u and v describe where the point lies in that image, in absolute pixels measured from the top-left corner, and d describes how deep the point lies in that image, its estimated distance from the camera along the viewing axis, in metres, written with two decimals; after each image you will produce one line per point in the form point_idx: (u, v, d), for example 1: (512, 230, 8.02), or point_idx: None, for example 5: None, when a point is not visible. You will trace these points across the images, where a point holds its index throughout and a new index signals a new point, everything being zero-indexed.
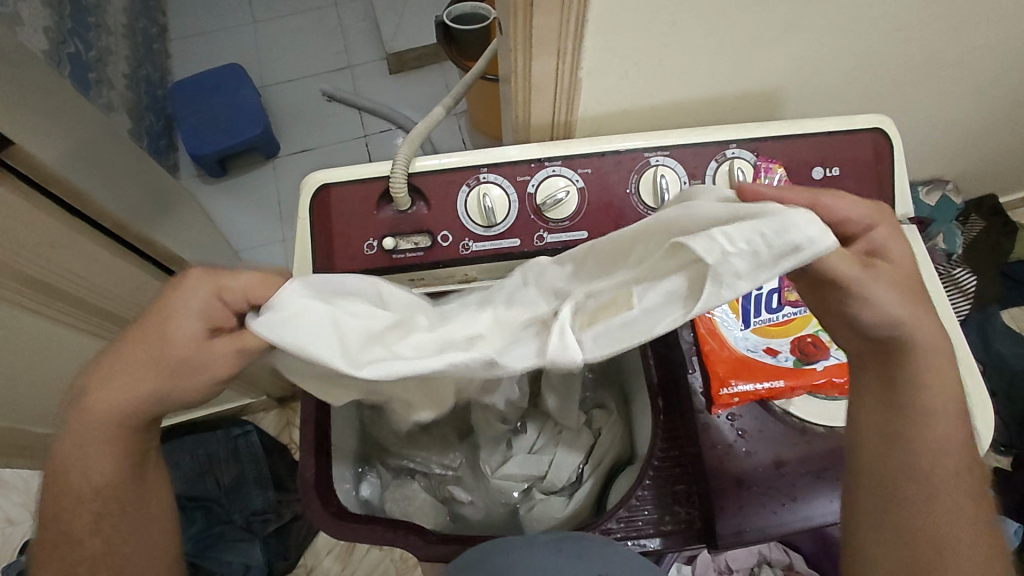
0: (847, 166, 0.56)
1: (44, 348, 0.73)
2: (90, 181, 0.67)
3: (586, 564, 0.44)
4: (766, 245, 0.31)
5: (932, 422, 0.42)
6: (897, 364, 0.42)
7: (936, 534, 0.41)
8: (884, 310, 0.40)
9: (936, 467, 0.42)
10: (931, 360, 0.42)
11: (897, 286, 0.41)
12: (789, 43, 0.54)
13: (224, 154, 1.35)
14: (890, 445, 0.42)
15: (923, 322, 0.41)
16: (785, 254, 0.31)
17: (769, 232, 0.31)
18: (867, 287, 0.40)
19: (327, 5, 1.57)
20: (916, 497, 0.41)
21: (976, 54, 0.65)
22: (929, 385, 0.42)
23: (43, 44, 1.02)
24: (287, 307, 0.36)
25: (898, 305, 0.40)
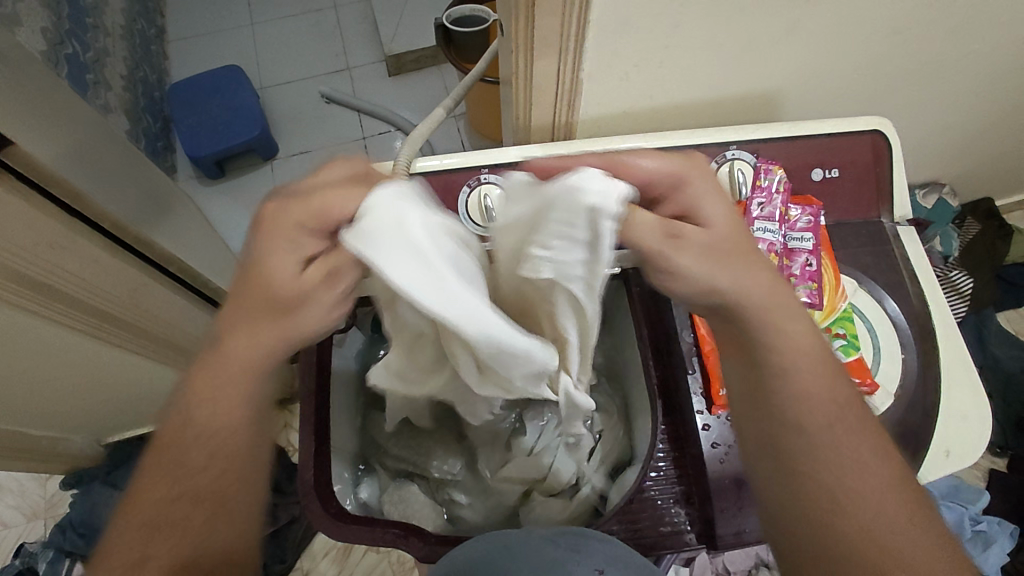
0: (846, 168, 0.56)
1: (43, 350, 0.72)
2: (89, 181, 0.67)
3: (583, 557, 0.43)
4: (577, 235, 0.31)
5: (803, 413, 0.43)
6: (737, 330, 0.43)
7: (825, 486, 0.43)
8: (695, 273, 0.40)
9: (807, 421, 0.43)
10: (768, 316, 0.43)
11: (715, 244, 0.40)
12: (789, 46, 0.55)
13: (221, 155, 1.35)
14: (766, 444, 0.45)
15: (746, 280, 0.42)
16: (601, 228, 0.31)
17: (569, 218, 0.30)
18: (680, 248, 0.39)
19: (324, 7, 1.57)
20: (791, 452, 0.44)
21: (973, 58, 0.65)
22: (773, 349, 0.43)
23: (41, 45, 1.02)
24: (390, 220, 0.29)
25: (716, 276, 0.40)
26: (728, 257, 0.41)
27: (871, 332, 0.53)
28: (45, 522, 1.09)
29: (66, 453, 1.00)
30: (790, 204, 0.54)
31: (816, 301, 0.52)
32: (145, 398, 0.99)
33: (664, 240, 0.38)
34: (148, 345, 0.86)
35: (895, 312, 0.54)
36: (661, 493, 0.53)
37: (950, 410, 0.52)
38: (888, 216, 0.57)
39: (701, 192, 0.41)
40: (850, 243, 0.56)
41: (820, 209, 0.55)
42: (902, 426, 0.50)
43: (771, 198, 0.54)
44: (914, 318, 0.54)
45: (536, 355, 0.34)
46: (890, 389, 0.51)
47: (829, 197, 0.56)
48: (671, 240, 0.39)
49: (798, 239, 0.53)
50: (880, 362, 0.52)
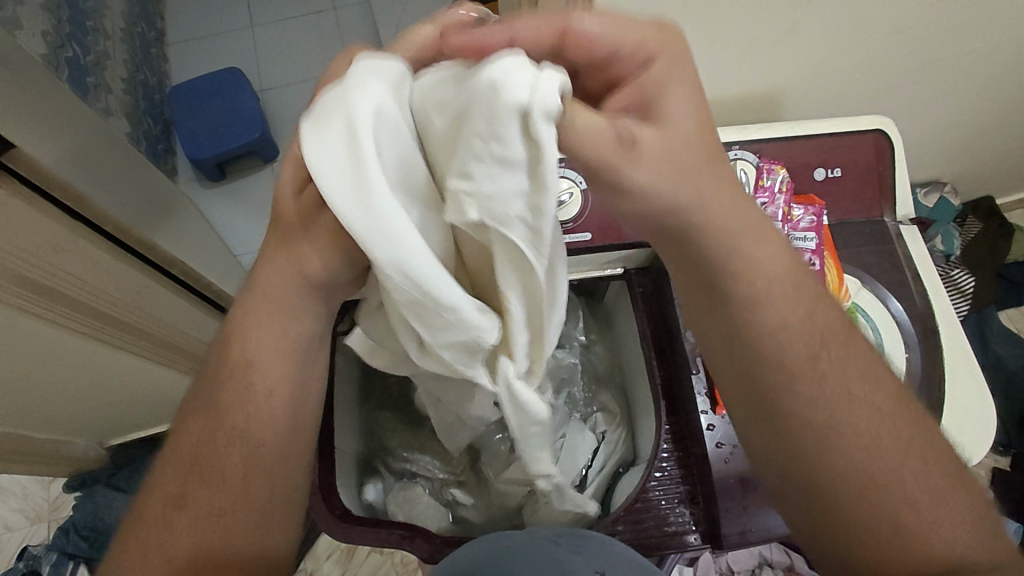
0: (848, 167, 0.56)
1: (47, 353, 0.72)
2: (91, 185, 0.67)
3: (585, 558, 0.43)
4: (503, 142, 0.28)
5: (794, 370, 0.40)
6: (705, 265, 0.40)
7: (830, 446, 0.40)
8: (652, 184, 0.35)
9: (794, 371, 0.40)
10: (744, 237, 0.40)
11: (672, 145, 0.35)
12: (791, 44, 0.55)
13: (221, 157, 1.35)
14: (760, 414, 0.42)
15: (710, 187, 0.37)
16: (533, 130, 0.27)
17: (490, 119, 0.27)
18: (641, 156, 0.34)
19: (324, 9, 1.57)
20: (784, 412, 0.41)
21: (975, 56, 0.65)
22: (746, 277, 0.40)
23: (42, 48, 1.02)
24: (335, 125, 0.30)
25: (671, 188, 0.36)
26: (685, 162, 0.36)
27: (875, 332, 0.53)
28: (47, 525, 1.09)
29: (69, 456, 1.00)
30: (793, 203, 0.54)
31: None
32: (148, 400, 0.99)
33: (618, 148, 0.33)
34: (152, 347, 0.86)
35: (898, 312, 0.54)
36: (665, 493, 0.53)
37: (954, 408, 0.51)
38: (890, 215, 0.57)
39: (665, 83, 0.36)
40: (853, 242, 0.56)
41: (822, 208, 0.54)
42: None
43: (774, 199, 0.54)
44: (917, 316, 0.54)
45: (467, 310, 0.32)
46: None
47: (832, 196, 0.56)
48: (627, 144, 0.34)
49: (802, 239, 0.53)
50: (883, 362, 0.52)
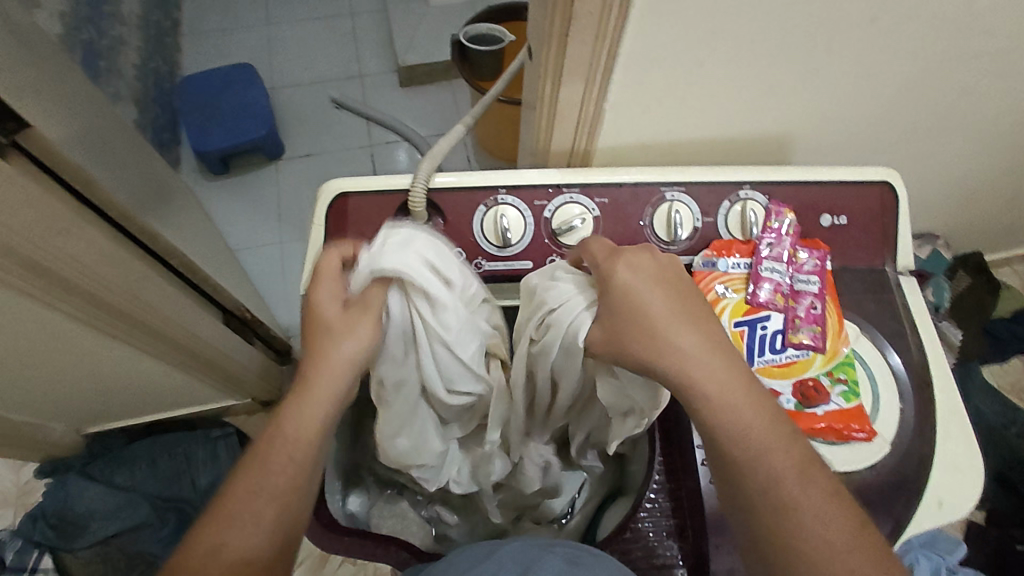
0: (854, 215, 0.58)
1: (30, 332, 0.67)
2: (96, 165, 0.68)
3: (583, 566, 0.42)
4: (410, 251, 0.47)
5: (769, 464, 0.38)
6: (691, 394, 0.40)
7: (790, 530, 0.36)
8: (698, 364, 0.40)
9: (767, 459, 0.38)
10: (711, 373, 0.40)
11: (679, 338, 0.41)
12: (806, 92, 0.56)
13: (227, 152, 1.35)
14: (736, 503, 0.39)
15: (689, 336, 0.41)
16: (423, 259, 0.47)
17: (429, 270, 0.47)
18: (629, 314, 0.42)
19: (343, 14, 1.60)
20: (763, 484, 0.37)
21: (976, 119, 0.67)
22: (717, 395, 0.39)
23: (58, 29, 1.03)
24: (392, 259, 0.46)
25: (687, 340, 0.41)
26: (689, 337, 0.41)
27: (872, 379, 0.54)
28: None
29: (44, 443, 0.98)
30: (798, 246, 0.56)
31: (820, 344, 0.53)
32: (139, 394, 0.97)
33: (659, 342, 0.40)
34: (160, 347, 0.84)
35: (895, 358, 0.55)
36: (654, 525, 0.54)
37: (943, 463, 0.52)
38: (891, 266, 0.58)
39: (666, 320, 0.41)
40: (855, 289, 0.57)
41: (827, 253, 0.56)
42: (896, 475, 0.51)
43: (780, 241, 0.55)
44: (911, 368, 0.55)
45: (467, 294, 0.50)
46: (887, 438, 0.52)
47: (836, 242, 0.58)
48: (642, 331, 0.41)
49: (804, 281, 0.54)
50: (878, 409, 0.53)
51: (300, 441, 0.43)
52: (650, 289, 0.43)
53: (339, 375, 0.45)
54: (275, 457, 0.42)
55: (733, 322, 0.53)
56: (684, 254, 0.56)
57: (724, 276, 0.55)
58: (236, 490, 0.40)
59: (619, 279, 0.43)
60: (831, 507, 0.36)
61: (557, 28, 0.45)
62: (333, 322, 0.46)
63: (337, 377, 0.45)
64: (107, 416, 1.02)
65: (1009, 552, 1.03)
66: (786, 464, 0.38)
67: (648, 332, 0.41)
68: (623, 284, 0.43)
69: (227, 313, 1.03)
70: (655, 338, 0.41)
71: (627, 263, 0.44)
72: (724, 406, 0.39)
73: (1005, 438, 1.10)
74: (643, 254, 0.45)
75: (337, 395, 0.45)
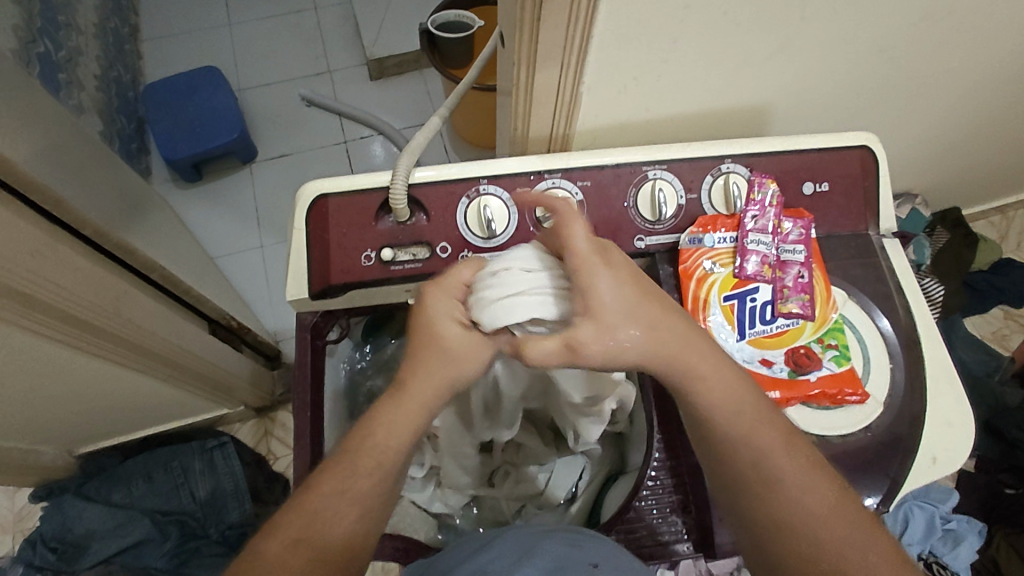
0: (835, 181, 0.58)
1: (11, 359, 0.66)
2: (63, 183, 0.66)
3: (586, 549, 0.42)
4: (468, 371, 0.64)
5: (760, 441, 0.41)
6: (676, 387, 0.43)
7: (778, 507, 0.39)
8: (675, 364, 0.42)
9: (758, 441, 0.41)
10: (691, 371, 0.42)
11: (657, 342, 0.41)
12: (782, 61, 0.56)
13: (198, 159, 1.32)
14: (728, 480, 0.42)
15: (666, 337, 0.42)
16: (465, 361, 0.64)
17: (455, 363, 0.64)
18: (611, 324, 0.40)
19: (306, 9, 1.56)
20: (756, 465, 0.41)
21: (950, 76, 0.67)
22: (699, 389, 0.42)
23: (12, 43, 1.00)
24: None
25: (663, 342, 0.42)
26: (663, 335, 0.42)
27: (861, 342, 0.54)
28: (14, 536, 1.05)
29: (37, 467, 0.96)
30: (783, 216, 0.56)
31: (809, 312, 0.53)
32: (129, 411, 0.95)
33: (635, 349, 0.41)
34: (146, 363, 0.82)
35: (883, 321, 0.55)
36: (657, 502, 0.55)
37: (934, 418, 0.53)
38: (874, 229, 0.59)
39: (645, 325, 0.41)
40: (840, 255, 0.57)
41: (811, 221, 0.56)
42: (890, 432, 0.52)
43: (764, 212, 0.55)
44: (899, 327, 0.55)
45: None
46: (877, 399, 0.53)
47: (820, 210, 0.58)
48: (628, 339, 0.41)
49: (790, 251, 0.55)
50: (868, 371, 0.54)
51: (391, 448, 0.43)
52: (632, 297, 0.41)
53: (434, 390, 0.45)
54: (365, 464, 0.42)
55: (723, 297, 0.54)
56: (669, 233, 0.57)
57: (711, 251, 0.55)
58: (320, 488, 0.41)
59: (605, 285, 0.40)
60: (807, 474, 0.40)
61: (528, 13, 0.44)
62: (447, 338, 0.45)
63: (432, 393, 0.45)
64: (100, 435, 1.01)
65: (998, 496, 1.07)
66: (767, 435, 0.41)
67: (635, 342, 0.41)
68: (613, 292, 0.41)
69: (212, 324, 1.01)
70: (643, 343, 0.41)
71: (608, 266, 0.41)
72: (699, 390, 0.42)
73: (990, 387, 1.13)
74: (614, 254, 0.42)
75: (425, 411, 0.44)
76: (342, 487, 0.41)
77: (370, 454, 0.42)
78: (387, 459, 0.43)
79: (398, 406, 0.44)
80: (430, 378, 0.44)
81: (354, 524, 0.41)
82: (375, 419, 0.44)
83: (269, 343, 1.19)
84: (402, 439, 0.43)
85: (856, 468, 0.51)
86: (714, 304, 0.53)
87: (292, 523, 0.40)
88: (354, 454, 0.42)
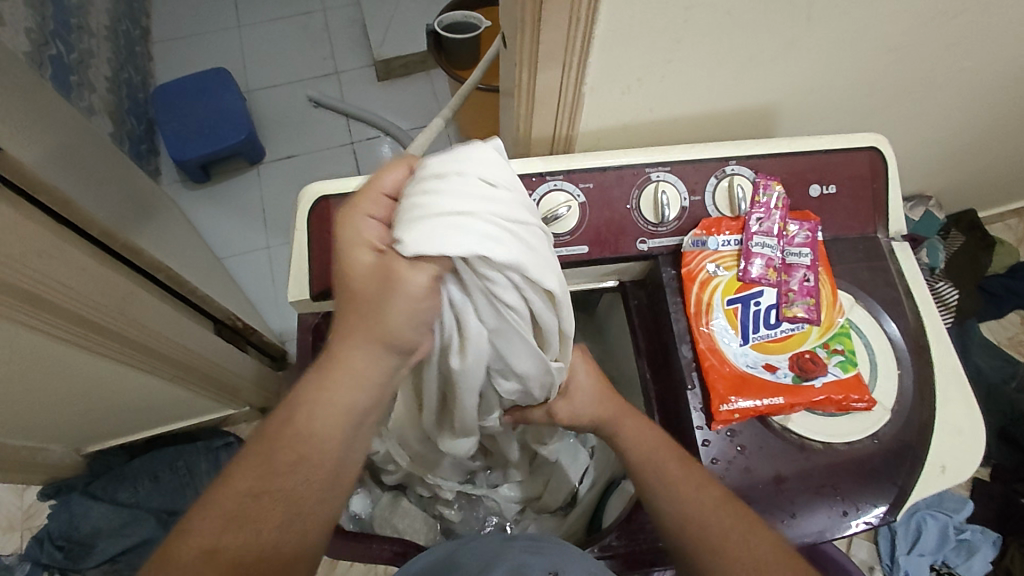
0: (842, 184, 0.57)
1: (19, 358, 0.66)
2: (71, 184, 0.66)
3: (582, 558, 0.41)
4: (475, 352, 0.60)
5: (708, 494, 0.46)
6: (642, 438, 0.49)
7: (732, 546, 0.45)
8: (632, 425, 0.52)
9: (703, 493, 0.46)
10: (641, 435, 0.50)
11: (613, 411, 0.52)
12: (788, 62, 0.55)
13: (207, 160, 1.33)
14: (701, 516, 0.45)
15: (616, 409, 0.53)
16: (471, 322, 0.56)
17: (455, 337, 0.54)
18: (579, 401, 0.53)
19: (313, 10, 1.58)
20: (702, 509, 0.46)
21: (961, 76, 0.66)
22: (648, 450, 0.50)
23: (24, 46, 1.02)
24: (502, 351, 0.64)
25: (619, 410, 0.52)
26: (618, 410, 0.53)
27: (869, 348, 0.53)
28: (21, 534, 1.03)
29: (45, 465, 0.97)
30: (788, 219, 0.55)
31: (815, 316, 0.52)
32: (135, 410, 0.96)
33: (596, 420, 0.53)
34: (152, 363, 0.83)
35: (892, 325, 0.54)
36: None
37: (943, 427, 0.52)
38: (882, 232, 0.58)
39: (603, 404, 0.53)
40: (848, 257, 0.56)
41: (817, 224, 0.55)
42: (898, 442, 0.51)
43: (769, 214, 0.54)
44: (907, 332, 0.54)
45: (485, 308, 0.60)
46: (886, 405, 0.51)
47: (827, 212, 0.57)
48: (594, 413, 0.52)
49: (796, 254, 0.54)
50: (876, 378, 0.52)
51: (316, 436, 0.39)
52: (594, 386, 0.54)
53: (363, 364, 0.39)
54: (285, 453, 0.39)
55: (727, 301, 0.53)
56: (673, 235, 0.56)
57: (715, 254, 0.54)
58: (239, 480, 0.38)
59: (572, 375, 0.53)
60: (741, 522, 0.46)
61: (529, 14, 0.44)
62: (367, 281, 0.38)
63: (360, 360, 0.39)
64: (107, 433, 1.01)
65: (1014, 505, 1.04)
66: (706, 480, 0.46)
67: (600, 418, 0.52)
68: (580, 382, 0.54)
69: (218, 324, 1.01)
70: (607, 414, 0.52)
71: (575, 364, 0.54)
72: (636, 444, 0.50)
73: (1006, 394, 1.10)
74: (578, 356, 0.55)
75: (353, 384, 0.40)
76: (258, 480, 0.38)
77: (289, 446, 0.39)
78: (312, 451, 0.39)
79: (321, 385, 0.39)
80: (354, 336, 0.39)
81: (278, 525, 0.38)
82: (297, 401, 0.39)
83: (275, 343, 1.19)
84: (328, 419, 0.39)
85: (864, 477, 0.50)
86: (717, 308, 0.53)
87: (214, 511, 0.37)
88: (274, 441, 0.39)
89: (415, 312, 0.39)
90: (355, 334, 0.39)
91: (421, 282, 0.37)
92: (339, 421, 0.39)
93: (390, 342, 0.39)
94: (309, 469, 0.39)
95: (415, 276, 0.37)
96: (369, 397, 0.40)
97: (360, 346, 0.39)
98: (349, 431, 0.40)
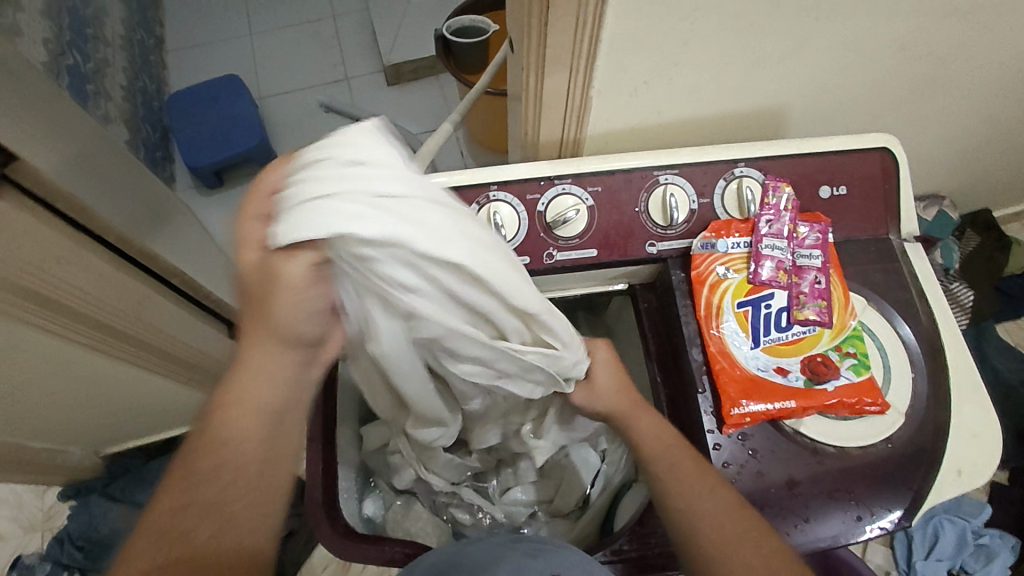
0: (853, 185, 0.57)
1: (38, 362, 0.68)
2: (88, 191, 0.67)
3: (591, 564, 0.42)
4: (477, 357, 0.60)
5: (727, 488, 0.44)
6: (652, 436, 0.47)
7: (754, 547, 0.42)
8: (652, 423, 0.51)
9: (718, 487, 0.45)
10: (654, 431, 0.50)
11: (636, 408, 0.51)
12: (797, 63, 0.55)
13: (220, 166, 1.35)
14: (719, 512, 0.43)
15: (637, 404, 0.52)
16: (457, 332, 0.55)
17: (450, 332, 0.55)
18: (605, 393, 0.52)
19: (323, 17, 1.59)
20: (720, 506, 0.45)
21: (973, 75, 0.65)
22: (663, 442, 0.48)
23: (42, 57, 1.04)
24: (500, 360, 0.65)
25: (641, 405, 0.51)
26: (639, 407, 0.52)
27: (882, 350, 0.53)
28: (42, 534, 1.04)
29: (63, 467, 0.99)
30: (798, 221, 0.55)
31: (826, 319, 0.52)
32: (151, 413, 0.97)
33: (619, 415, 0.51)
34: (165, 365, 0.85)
35: (904, 327, 0.54)
36: None
37: (961, 429, 0.51)
38: (895, 233, 0.57)
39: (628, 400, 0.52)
40: (860, 259, 0.56)
41: (828, 226, 0.55)
42: (913, 445, 0.50)
43: (779, 216, 0.54)
44: (921, 334, 0.54)
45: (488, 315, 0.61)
46: (900, 409, 0.51)
47: (837, 214, 0.57)
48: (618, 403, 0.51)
49: (806, 256, 0.53)
50: (889, 380, 0.52)
51: (235, 442, 0.40)
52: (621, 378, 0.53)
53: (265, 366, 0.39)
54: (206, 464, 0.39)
55: (737, 304, 0.53)
56: (682, 238, 0.56)
57: (725, 256, 0.54)
58: (164, 501, 0.39)
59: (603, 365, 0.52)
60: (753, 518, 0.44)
61: (536, 18, 0.44)
62: (256, 281, 0.37)
63: (265, 363, 0.39)
64: (123, 436, 1.03)
65: None
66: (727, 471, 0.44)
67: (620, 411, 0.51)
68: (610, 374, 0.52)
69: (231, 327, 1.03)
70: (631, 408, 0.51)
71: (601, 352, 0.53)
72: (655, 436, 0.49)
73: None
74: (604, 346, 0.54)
75: (261, 389, 0.40)
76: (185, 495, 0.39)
77: (210, 454, 0.40)
78: (232, 456, 0.40)
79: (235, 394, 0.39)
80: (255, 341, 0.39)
81: (222, 532, 0.39)
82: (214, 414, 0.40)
83: None
84: (239, 425, 0.40)
85: (879, 482, 0.49)
86: (727, 311, 0.52)
87: (151, 529, 0.38)
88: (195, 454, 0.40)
89: (303, 302, 0.37)
90: (255, 338, 0.39)
91: (298, 272, 0.35)
92: (254, 419, 0.40)
93: (290, 339, 0.39)
94: (232, 472, 0.40)
95: (291, 266, 0.35)
96: (280, 395, 0.40)
97: (261, 350, 0.39)
98: (271, 428, 0.41)
